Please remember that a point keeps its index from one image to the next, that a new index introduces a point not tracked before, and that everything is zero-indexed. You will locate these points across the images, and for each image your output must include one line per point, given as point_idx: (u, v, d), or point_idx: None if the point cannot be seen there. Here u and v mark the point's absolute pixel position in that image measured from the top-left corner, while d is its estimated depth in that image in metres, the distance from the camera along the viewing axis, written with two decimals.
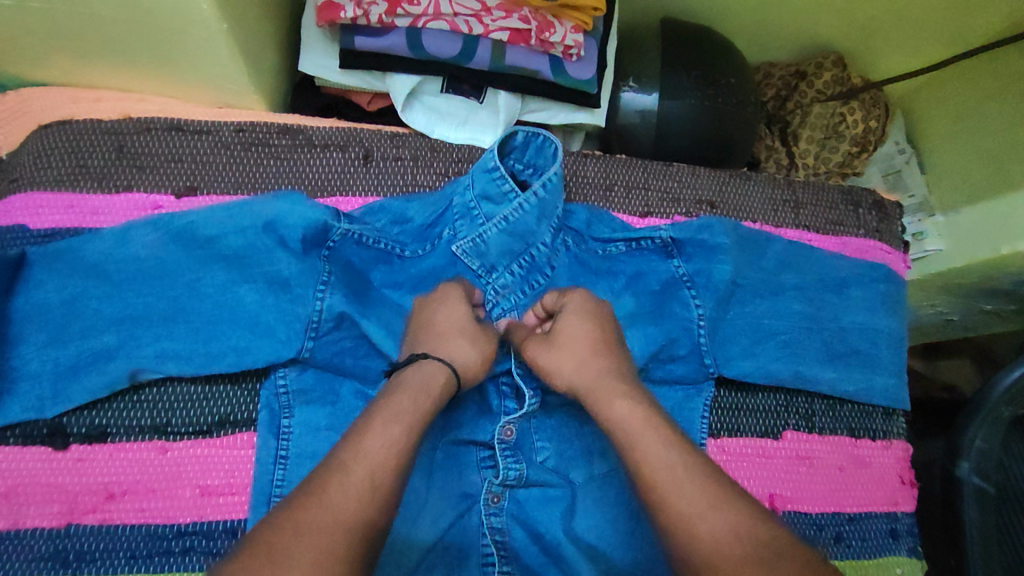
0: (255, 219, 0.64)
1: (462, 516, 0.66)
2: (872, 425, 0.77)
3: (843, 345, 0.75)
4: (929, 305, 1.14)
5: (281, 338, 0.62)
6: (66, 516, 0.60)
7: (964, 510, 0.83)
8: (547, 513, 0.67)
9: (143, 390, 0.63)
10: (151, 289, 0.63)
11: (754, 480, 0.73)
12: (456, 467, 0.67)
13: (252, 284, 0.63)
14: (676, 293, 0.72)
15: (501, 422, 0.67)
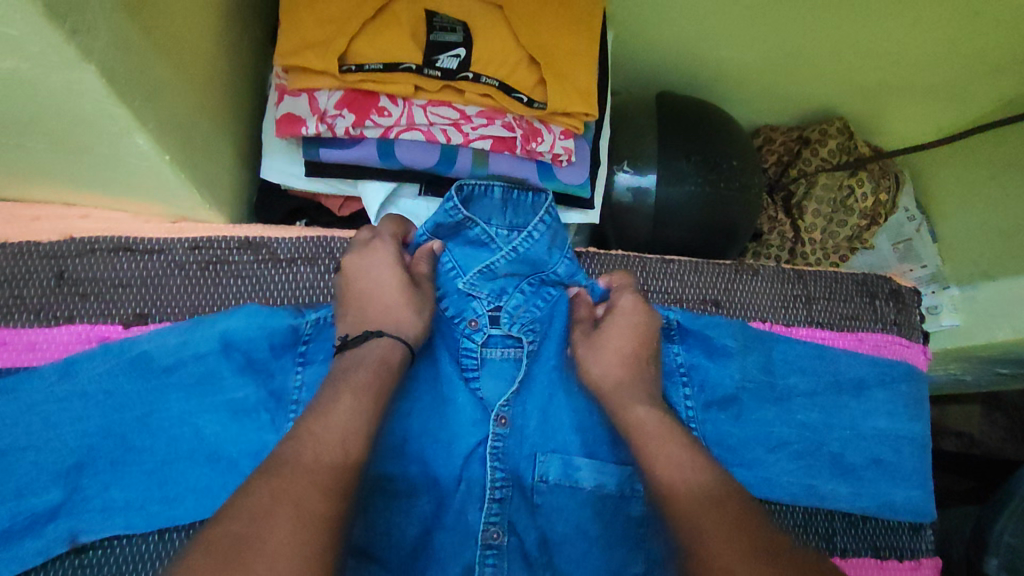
0: (212, 341, 0.57)
1: None
2: (898, 542, 0.70)
3: (865, 457, 0.69)
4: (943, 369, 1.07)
5: (249, 471, 0.56)
6: None
7: None
8: None
9: (85, 554, 0.56)
10: (96, 431, 0.55)
11: None
12: None
13: (213, 413, 0.57)
14: (670, 386, 0.66)
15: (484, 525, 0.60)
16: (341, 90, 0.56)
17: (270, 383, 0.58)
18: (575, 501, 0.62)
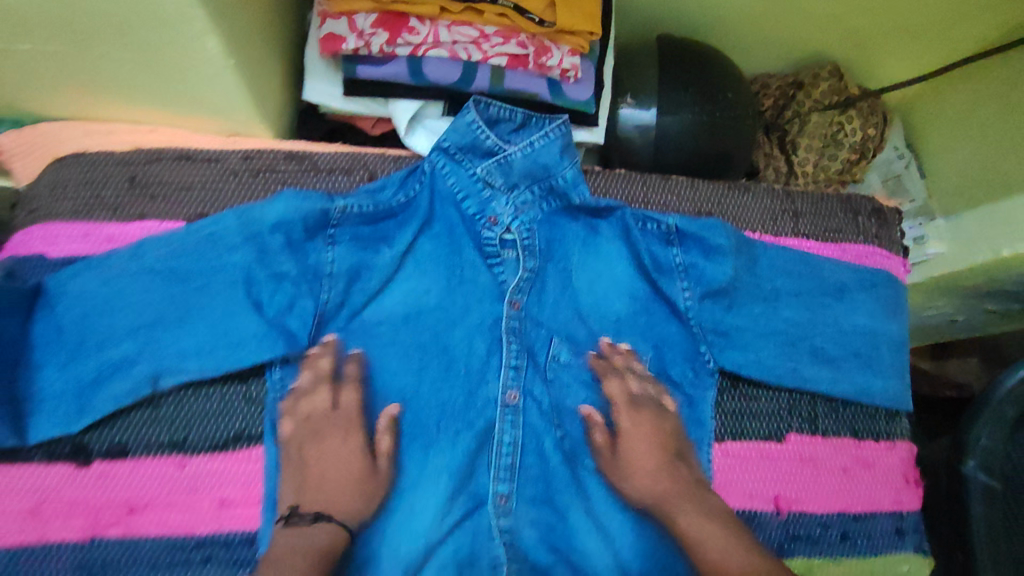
0: (258, 223, 0.63)
1: (472, 514, 0.68)
2: (876, 426, 0.76)
3: (844, 349, 0.76)
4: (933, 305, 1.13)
5: (292, 329, 0.63)
6: (89, 530, 0.60)
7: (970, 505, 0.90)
8: (545, 510, 0.69)
9: (158, 409, 0.63)
10: (164, 295, 0.63)
11: (758, 483, 0.72)
12: (465, 469, 0.69)
13: (261, 285, 0.63)
14: (666, 278, 0.74)
15: (503, 388, 0.70)
16: (376, 11, 0.65)
17: (305, 260, 0.65)
18: (578, 380, 0.73)
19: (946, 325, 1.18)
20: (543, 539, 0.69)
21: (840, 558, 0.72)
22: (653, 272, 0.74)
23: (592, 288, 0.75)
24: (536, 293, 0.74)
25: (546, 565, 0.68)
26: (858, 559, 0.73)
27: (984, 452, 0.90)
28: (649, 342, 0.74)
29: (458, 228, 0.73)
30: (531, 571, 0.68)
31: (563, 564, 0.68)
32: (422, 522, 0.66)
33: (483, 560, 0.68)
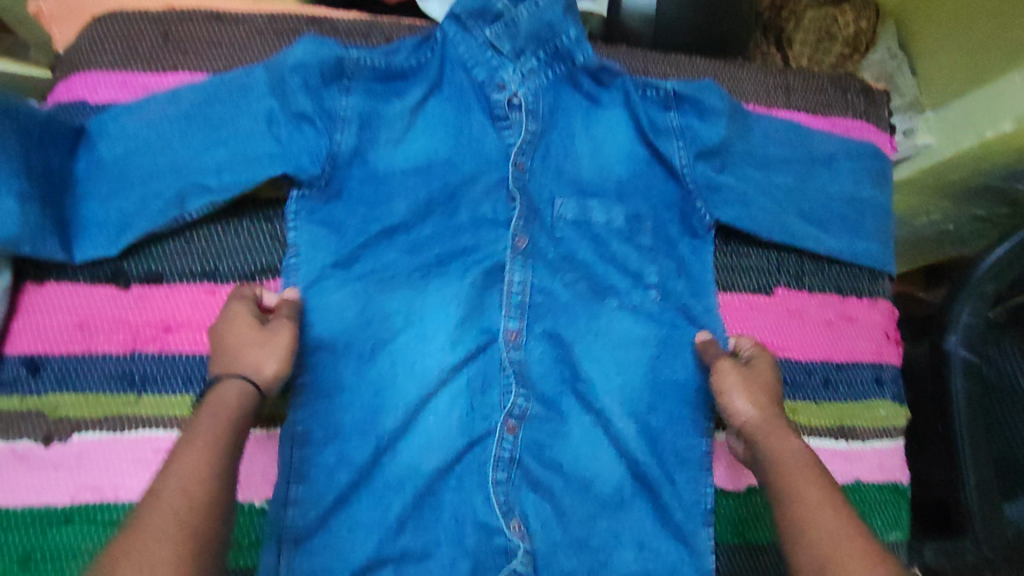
0: (280, 66, 0.69)
1: (483, 349, 0.74)
2: (860, 285, 0.81)
3: (829, 212, 0.80)
4: (923, 213, 1.16)
5: (304, 162, 0.68)
6: (129, 344, 0.65)
7: (952, 381, 0.96)
8: (549, 348, 0.75)
9: (191, 239, 0.69)
10: (195, 133, 0.67)
11: (746, 329, 0.78)
12: (475, 306, 0.74)
13: (282, 124, 0.68)
14: (663, 138, 0.78)
15: (512, 233, 0.75)
16: None
17: (321, 102, 0.69)
18: (584, 238, 0.77)
19: (941, 237, 1.22)
20: (546, 373, 0.75)
21: (825, 402, 0.76)
22: (648, 131, 0.78)
23: (593, 156, 0.79)
24: (541, 157, 0.77)
25: (550, 397, 0.74)
26: (838, 403, 0.77)
27: (966, 329, 0.95)
28: (649, 202, 0.79)
29: (465, 91, 0.76)
30: (537, 401, 0.74)
31: (565, 396, 0.75)
32: (436, 358, 0.73)
33: (492, 392, 0.73)
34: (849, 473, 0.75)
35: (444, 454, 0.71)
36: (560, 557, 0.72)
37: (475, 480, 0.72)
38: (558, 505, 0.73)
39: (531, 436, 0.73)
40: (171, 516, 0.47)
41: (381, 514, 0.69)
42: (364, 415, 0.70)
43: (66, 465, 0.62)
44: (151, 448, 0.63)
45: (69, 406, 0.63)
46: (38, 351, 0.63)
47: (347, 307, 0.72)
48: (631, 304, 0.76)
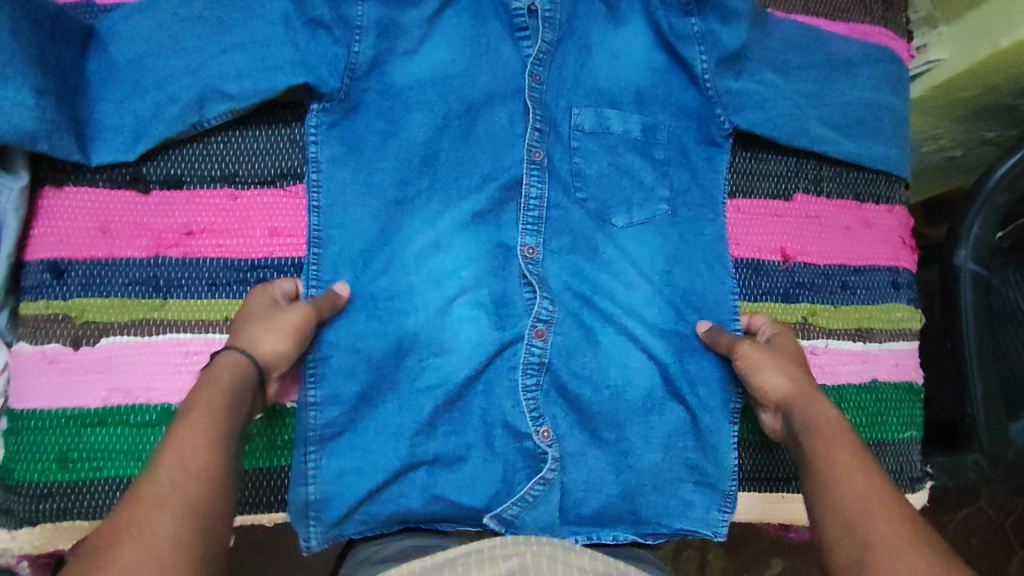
0: None
1: (503, 265, 0.73)
2: (877, 190, 0.80)
3: (850, 116, 0.79)
4: (932, 138, 1.15)
5: (323, 72, 0.66)
6: (152, 249, 0.64)
7: (962, 294, 0.97)
8: (571, 260, 0.74)
9: (209, 145, 0.67)
10: (209, 35, 0.65)
11: (765, 236, 0.77)
12: (494, 222, 0.73)
13: (298, 29, 0.65)
14: (686, 46, 0.75)
15: (529, 146, 0.72)
16: None
17: (338, 9, 0.66)
18: (603, 149, 0.74)
19: (952, 165, 1.21)
20: (570, 281, 0.74)
21: (842, 305, 0.76)
22: (675, 43, 0.74)
23: (611, 67, 0.75)
24: (558, 70, 0.73)
25: (572, 309, 0.74)
26: (856, 305, 0.77)
27: (975, 243, 0.96)
28: (669, 113, 0.76)
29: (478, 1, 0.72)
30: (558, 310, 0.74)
31: (586, 307, 0.74)
32: (459, 268, 0.72)
33: (515, 302, 0.73)
34: (866, 373, 0.75)
35: (474, 363, 0.71)
36: (588, 460, 0.73)
37: (505, 385, 0.72)
38: (585, 413, 0.73)
39: (560, 341, 0.73)
40: (171, 483, 0.44)
41: (411, 418, 0.70)
42: (374, 325, 0.70)
43: (96, 367, 0.61)
44: (180, 351, 0.63)
45: (95, 310, 0.62)
46: (61, 255, 0.63)
47: (366, 222, 0.69)
48: (650, 213, 0.75)
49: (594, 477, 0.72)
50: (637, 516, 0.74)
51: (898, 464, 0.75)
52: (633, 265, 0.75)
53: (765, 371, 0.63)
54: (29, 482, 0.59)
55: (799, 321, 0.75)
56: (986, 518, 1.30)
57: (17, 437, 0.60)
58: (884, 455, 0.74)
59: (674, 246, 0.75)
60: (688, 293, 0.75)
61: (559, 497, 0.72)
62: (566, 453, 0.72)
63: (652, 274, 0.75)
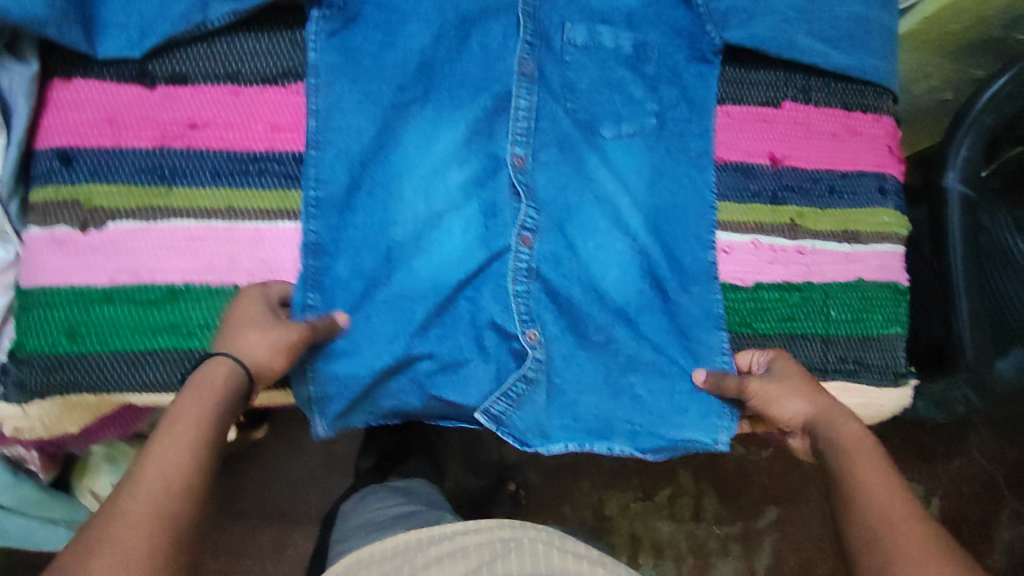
0: None
1: (494, 175, 0.72)
2: (864, 101, 0.81)
3: (841, 30, 0.77)
4: (924, 77, 1.17)
5: None
6: (157, 141, 0.66)
7: (950, 217, 1.01)
8: (561, 169, 0.73)
9: (214, 45, 0.68)
10: None
11: (755, 142, 0.78)
12: (488, 133, 0.72)
13: None
14: None
15: (518, 58, 0.71)
16: None
17: None
18: (595, 63, 0.74)
19: (947, 107, 1.22)
20: (558, 193, 0.73)
21: (829, 209, 0.78)
22: None
23: None
24: None
25: (563, 217, 0.74)
26: (843, 209, 0.79)
27: (964, 164, 0.99)
28: (659, 32, 0.76)
29: None
30: (552, 218, 0.73)
31: (574, 216, 0.74)
32: (450, 177, 0.71)
33: (506, 213, 0.72)
34: (851, 273, 0.78)
35: (460, 271, 0.71)
36: (579, 363, 0.72)
37: (494, 289, 0.72)
38: (576, 320, 0.73)
39: (548, 248, 0.73)
40: (150, 495, 0.47)
41: (401, 322, 0.69)
42: (366, 230, 0.69)
43: (102, 249, 0.64)
44: (184, 236, 0.66)
45: (102, 196, 0.65)
46: (69, 142, 0.65)
47: (364, 125, 0.69)
48: (640, 126, 0.75)
49: (586, 381, 0.72)
50: (631, 427, 0.73)
51: (883, 359, 0.78)
52: (623, 173, 0.75)
53: (781, 400, 0.66)
54: (40, 355, 0.62)
55: (787, 223, 0.77)
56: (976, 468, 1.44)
57: (29, 313, 0.63)
58: (870, 351, 0.77)
59: (661, 157, 0.75)
60: (677, 203, 0.75)
61: (544, 399, 0.72)
62: (557, 360, 0.72)
63: (645, 184, 0.75)
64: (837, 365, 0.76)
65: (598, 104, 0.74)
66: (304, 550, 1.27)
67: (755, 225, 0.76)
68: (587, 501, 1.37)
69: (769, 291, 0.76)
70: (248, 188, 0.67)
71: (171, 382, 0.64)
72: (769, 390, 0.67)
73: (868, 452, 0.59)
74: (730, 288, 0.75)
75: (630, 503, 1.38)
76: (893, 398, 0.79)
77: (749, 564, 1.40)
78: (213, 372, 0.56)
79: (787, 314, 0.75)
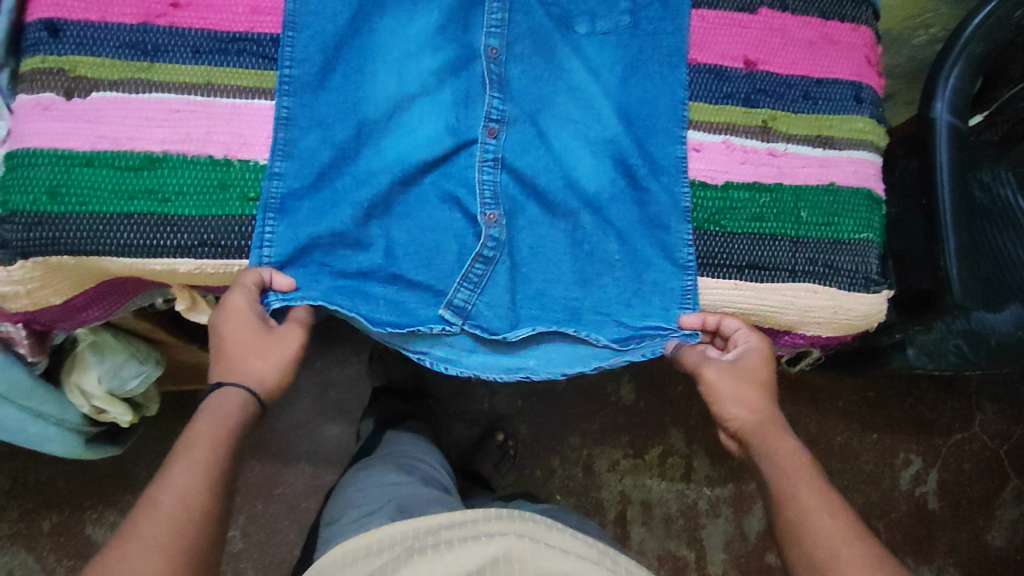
0: None
1: (468, 65, 0.76)
2: (842, 11, 0.81)
3: None
4: (922, 27, 1.07)
5: None
6: (142, 18, 0.69)
7: (937, 148, 0.90)
8: (532, 63, 0.76)
9: None
10: None
11: (729, 46, 0.78)
12: (462, 24, 0.76)
13: None
14: None
15: None
16: None
17: None
18: None
19: None
20: (532, 86, 0.76)
21: (803, 114, 0.79)
22: None
23: None
24: None
25: (529, 111, 0.76)
26: (816, 115, 0.79)
27: (954, 94, 0.91)
28: None
29: None
30: (521, 110, 0.76)
31: (543, 109, 0.77)
32: (423, 63, 0.74)
33: (478, 104, 0.76)
34: (824, 177, 0.78)
35: (424, 151, 0.74)
36: (546, 249, 0.77)
37: (461, 174, 0.76)
38: (544, 202, 0.77)
39: (512, 138, 0.76)
40: (167, 522, 0.53)
41: (367, 195, 0.73)
42: (339, 110, 0.73)
43: (84, 116, 0.67)
44: (163, 108, 0.68)
45: (87, 67, 0.68)
46: (57, 15, 0.68)
47: (338, 9, 0.73)
48: (614, 24, 0.77)
49: (553, 268, 0.76)
50: (602, 317, 0.76)
51: (854, 264, 0.77)
52: (596, 69, 0.77)
53: (727, 401, 0.70)
54: (22, 212, 0.65)
55: (759, 126, 0.77)
56: (980, 444, 1.42)
57: (15, 173, 0.66)
58: (840, 254, 0.77)
59: (636, 54, 0.77)
60: (643, 98, 0.77)
61: (504, 281, 0.76)
62: (519, 246, 0.76)
63: (611, 80, 0.77)
64: (806, 266, 0.76)
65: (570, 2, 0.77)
66: (297, 488, 1.27)
67: (726, 126, 0.77)
68: (577, 457, 1.34)
69: (738, 191, 0.76)
70: (226, 66, 0.70)
71: (148, 245, 0.67)
72: (722, 387, 0.71)
73: (802, 466, 0.65)
74: (701, 185, 0.76)
75: (619, 460, 1.35)
76: (866, 305, 0.78)
77: (741, 529, 1.36)
78: (225, 400, 0.63)
79: (754, 214, 0.76)
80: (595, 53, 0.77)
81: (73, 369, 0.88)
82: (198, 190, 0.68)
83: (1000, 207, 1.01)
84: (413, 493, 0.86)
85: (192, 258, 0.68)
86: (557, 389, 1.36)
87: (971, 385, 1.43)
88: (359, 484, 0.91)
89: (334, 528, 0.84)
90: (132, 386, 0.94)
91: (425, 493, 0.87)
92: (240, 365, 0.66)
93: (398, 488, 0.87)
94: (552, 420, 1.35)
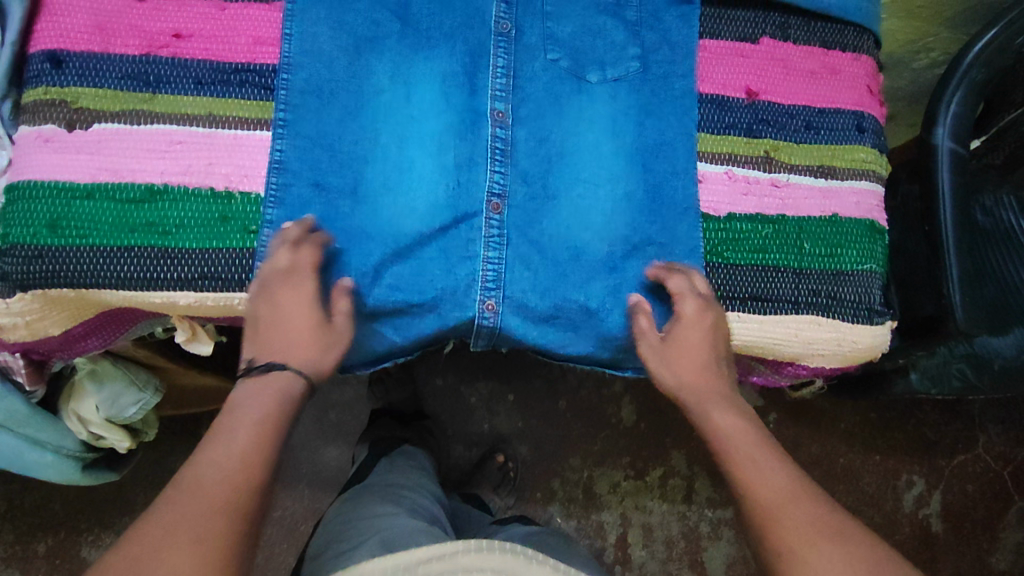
0: None
1: (473, 127, 0.74)
2: (844, 41, 0.81)
3: None
4: (923, 53, 1.07)
5: None
6: (144, 49, 0.70)
7: (939, 174, 0.90)
8: (541, 122, 0.75)
9: None
10: None
11: (731, 76, 0.78)
12: (469, 84, 0.74)
13: None
14: None
15: (496, 19, 0.75)
16: None
17: None
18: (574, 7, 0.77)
19: None
20: (539, 147, 0.75)
21: (805, 145, 0.78)
22: None
23: None
24: None
25: (530, 168, 0.74)
26: (819, 146, 0.79)
27: (955, 120, 0.90)
28: None
29: None
30: (519, 176, 0.74)
31: (549, 160, 0.75)
32: (426, 127, 0.73)
33: (481, 168, 0.73)
34: (827, 207, 0.77)
35: (426, 220, 0.72)
36: (572, 310, 0.74)
37: (462, 245, 0.73)
38: (565, 263, 0.74)
39: (514, 215, 0.74)
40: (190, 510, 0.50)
41: (356, 258, 0.71)
42: (334, 164, 0.72)
43: (87, 148, 0.67)
44: (164, 139, 0.68)
45: (89, 99, 0.68)
46: (59, 46, 0.68)
47: (334, 53, 0.72)
48: (624, 70, 0.77)
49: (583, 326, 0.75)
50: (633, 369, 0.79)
51: (858, 294, 0.77)
52: (605, 114, 0.76)
53: (672, 364, 0.70)
54: (22, 245, 0.65)
55: (762, 156, 0.77)
56: (983, 466, 1.41)
57: (14, 205, 0.66)
58: (842, 285, 0.76)
59: (647, 98, 0.77)
60: (650, 155, 0.76)
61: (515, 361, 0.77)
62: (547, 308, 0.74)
63: (620, 132, 0.76)
64: (809, 298, 0.76)
65: (573, 38, 0.76)
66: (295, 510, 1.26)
67: (729, 156, 0.77)
68: (577, 479, 1.33)
69: (741, 223, 0.76)
70: (229, 97, 0.70)
71: (149, 277, 0.67)
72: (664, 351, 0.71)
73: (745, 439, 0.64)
74: (703, 216, 0.76)
75: (620, 481, 1.34)
76: (869, 336, 0.77)
77: (743, 552, 1.35)
78: (275, 385, 0.62)
79: (757, 245, 0.76)
80: (603, 96, 0.76)
81: (72, 397, 0.88)
82: (200, 223, 0.68)
83: (1002, 232, 0.97)
84: (400, 525, 0.84)
85: (193, 290, 0.68)
86: (557, 411, 1.35)
87: (974, 408, 1.42)
88: (352, 515, 0.90)
89: (320, 560, 0.83)
90: (129, 413, 0.92)
91: (411, 526, 0.85)
92: (287, 350, 0.65)
93: (383, 519, 0.86)
94: (552, 442, 1.34)
